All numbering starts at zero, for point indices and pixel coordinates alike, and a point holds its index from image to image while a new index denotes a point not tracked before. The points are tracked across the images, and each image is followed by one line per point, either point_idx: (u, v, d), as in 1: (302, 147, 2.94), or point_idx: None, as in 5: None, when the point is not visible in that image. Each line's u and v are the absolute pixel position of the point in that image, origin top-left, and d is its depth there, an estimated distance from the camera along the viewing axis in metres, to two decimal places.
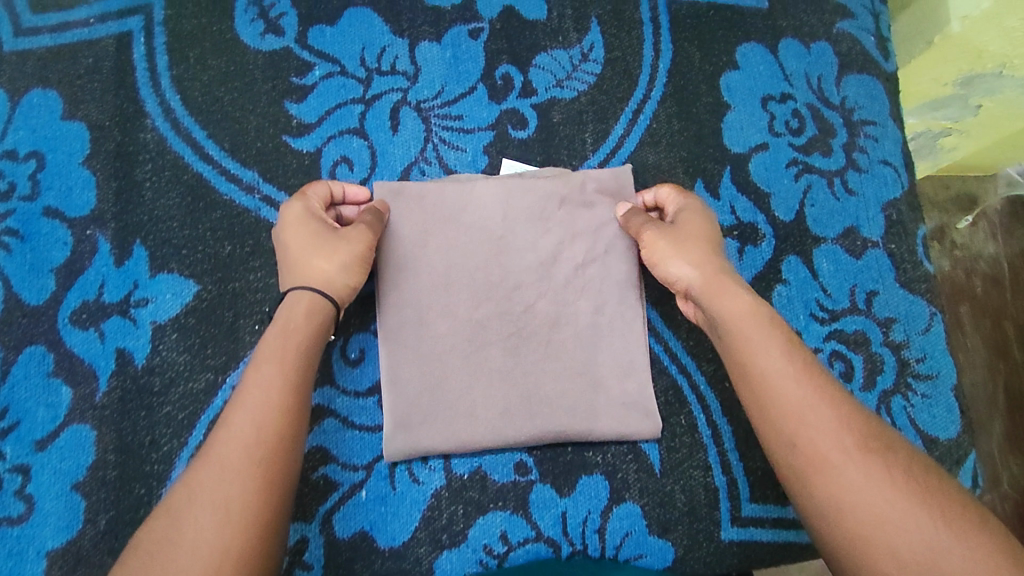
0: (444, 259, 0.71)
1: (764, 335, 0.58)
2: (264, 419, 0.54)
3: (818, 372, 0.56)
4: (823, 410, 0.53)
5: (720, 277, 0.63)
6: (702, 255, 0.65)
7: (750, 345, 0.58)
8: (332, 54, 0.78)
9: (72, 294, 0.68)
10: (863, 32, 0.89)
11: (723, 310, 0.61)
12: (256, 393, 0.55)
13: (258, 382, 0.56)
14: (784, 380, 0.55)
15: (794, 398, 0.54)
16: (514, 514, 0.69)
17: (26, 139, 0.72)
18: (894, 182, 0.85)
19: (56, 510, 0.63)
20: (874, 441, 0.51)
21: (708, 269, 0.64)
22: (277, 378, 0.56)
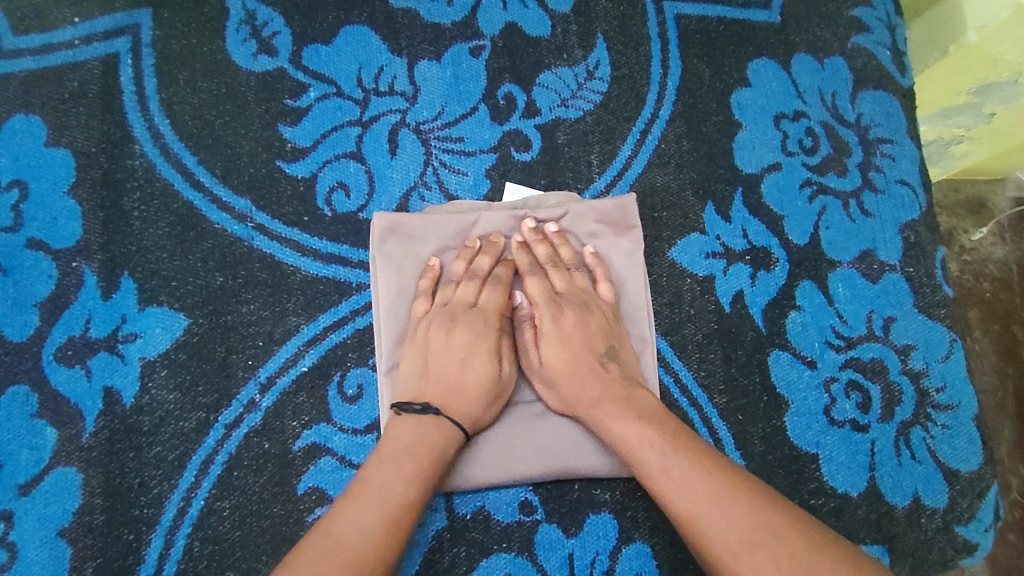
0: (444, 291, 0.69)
1: (644, 445, 0.59)
2: (400, 526, 0.55)
3: (705, 464, 0.56)
4: (709, 510, 0.53)
5: (599, 400, 0.63)
6: (584, 361, 0.65)
7: (644, 466, 0.59)
8: (328, 74, 0.75)
9: (57, 329, 0.65)
10: (878, 46, 0.85)
11: (615, 435, 0.61)
12: (390, 492, 0.56)
13: (392, 481, 0.56)
14: (674, 494, 0.55)
15: (683, 507, 0.54)
16: (519, 556, 0.66)
17: (8, 167, 0.69)
18: (911, 204, 0.81)
19: (41, 558, 0.61)
20: (762, 531, 0.51)
21: (587, 384, 0.64)
22: (413, 483, 0.57)
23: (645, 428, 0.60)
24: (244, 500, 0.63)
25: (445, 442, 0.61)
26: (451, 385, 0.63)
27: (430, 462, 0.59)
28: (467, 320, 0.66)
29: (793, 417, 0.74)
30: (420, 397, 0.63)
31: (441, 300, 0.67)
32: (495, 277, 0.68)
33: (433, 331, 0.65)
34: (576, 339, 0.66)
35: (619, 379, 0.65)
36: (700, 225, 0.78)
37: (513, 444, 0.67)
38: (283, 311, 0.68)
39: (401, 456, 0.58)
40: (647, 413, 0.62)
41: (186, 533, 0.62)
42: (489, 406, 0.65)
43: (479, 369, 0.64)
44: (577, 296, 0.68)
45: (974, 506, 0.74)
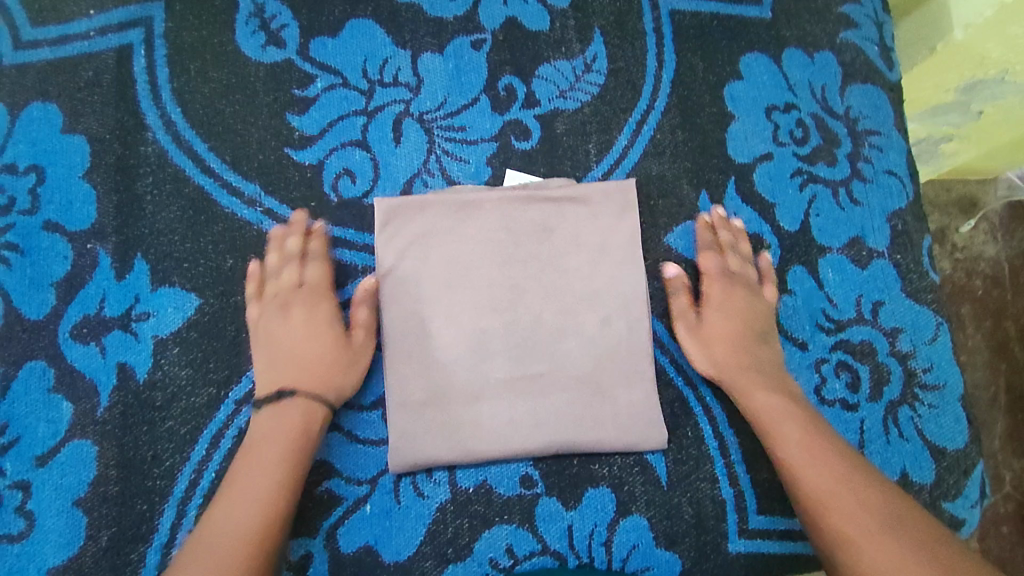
0: (447, 270, 0.71)
1: (782, 418, 0.67)
2: (271, 509, 0.58)
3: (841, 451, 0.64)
4: (841, 487, 0.60)
5: (748, 373, 0.70)
6: (735, 333, 0.72)
7: (783, 437, 0.66)
8: (334, 66, 0.77)
9: (73, 308, 0.68)
10: (867, 42, 0.88)
11: (755, 407, 0.69)
12: (259, 481, 0.59)
13: (257, 470, 0.60)
14: (807, 466, 0.63)
15: (820, 483, 0.61)
16: (520, 528, 0.68)
17: (25, 152, 0.71)
18: (899, 193, 0.84)
19: (57, 526, 0.63)
20: (892, 514, 0.57)
21: (744, 354, 0.72)
22: (280, 466, 0.60)
23: (778, 401, 0.68)
24: None
25: (307, 414, 0.64)
26: (297, 360, 0.66)
27: (293, 442, 0.62)
28: (300, 300, 0.68)
29: None
30: (277, 383, 0.65)
31: (268, 292, 0.68)
32: (313, 257, 0.70)
33: (270, 324, 0.67)
34: (735, 312, 0.74)
35: (772, 357, 0.72)
36: (695, 212, 0.80)
37: (515, 418, 0.69)
38: None
39: (266, 443, 0.62)
40: (790, 393, 0.70)
41: (197, 504, 0.64)
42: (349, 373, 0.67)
43: (321, 342, 0.67)
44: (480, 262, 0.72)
45: (961, 483, 0.76)
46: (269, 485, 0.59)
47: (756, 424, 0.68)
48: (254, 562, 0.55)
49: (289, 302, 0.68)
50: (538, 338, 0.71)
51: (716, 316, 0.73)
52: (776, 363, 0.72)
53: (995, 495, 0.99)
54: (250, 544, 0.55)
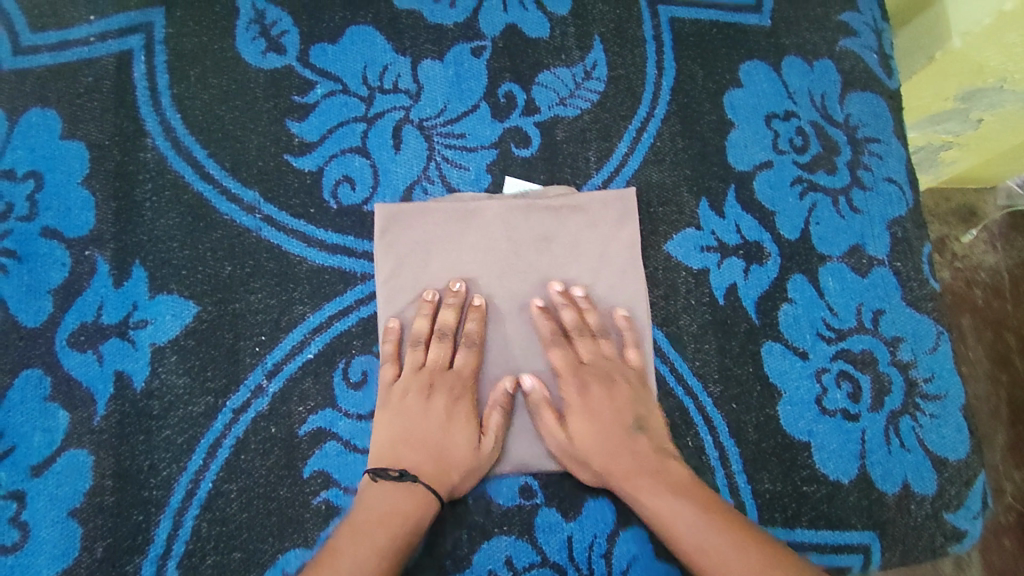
0: (450, 278, 0.72)
1: (678, 520, 0.62)
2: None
3: (736, 533, 0.60)
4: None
5: (632, 476, 0.66)
6: (609, 433, 0.68)
7: (682, 545, 0.61)
8: (334, 72, 0.77)
9: (70, 316, 0.67)
10: (865, 50, 0.88)
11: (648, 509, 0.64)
12: (360, 562, 0.57)
13: (359, 551, 0.58)
14: (713, 568, 0.58)
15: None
16: (519, 539, 0.68)
17: (24, 158, 0.71)
18: (899, 200, 0.84)
19: (52, 537, 0.62)
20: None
21: (618, 459, 0.67)
22: (383, 553, 0.58)
23: (678, 501, 0.63)
24: (251, 483, 0.65)
25: (419, 507, 0.62)
26: (434, 450, 0.65)
27: (399, 530, 0.60)
28: (444, 385, 0.68)
29: (786, 406, 0.76)
30: (396, 462, 0.65)
31: (409, 365, 0.69)
32: (467, 337, 0.70)
33: (409, 398, 0.67)
34: (602, 417, 0.68)
35: (650, 451, 0.67)
36: (696, 220, 0.80)
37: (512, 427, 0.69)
38: (290, 300, 0.70)
39: (372, 525, 0.60)
40: (677, 484, 0.64)
41: (194, 515, 0.64)
42: (467, 477, 0.66)
43: (460, 434, 0.67)
44: (600, 368, 0.71)
45: (962, 495, 0.76)
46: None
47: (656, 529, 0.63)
48: None
49: (434, 383, 0.68)
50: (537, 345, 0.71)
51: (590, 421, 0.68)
52: (659, 447, 0.68)
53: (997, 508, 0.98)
54: None
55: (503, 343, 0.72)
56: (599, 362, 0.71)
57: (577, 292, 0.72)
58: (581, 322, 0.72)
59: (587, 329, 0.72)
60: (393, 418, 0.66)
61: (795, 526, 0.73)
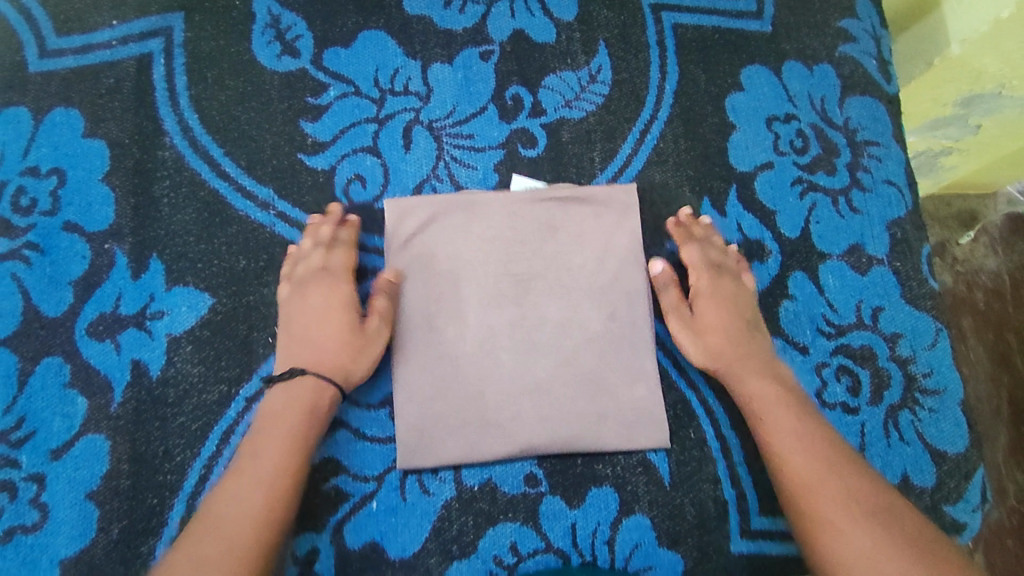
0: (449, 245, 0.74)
1: (776, 411, 0.67)
2: (276, 481, 0.60)
3: (829, 439, 0.65)
4: (826, 480, 0.61)
5: (745, 360, 0.71)
6: (734, 319, 0.73)
7: (769, 427, 0.67)
8: (346, 75, 0.80)
9: (89, 306, 0.69)
10: (865, 56, 0.91)
11: (750, 393, 0.69)
12: (268, 453, 0.61)
13: (270, 447, 0.62)
14: (794, 457, 0.64)
15: (801, 469, 0.63)
16: (524, 525, 0.69)
17: (48, 155, 0.74)
18: (898, 202, 0.86)
19: (70, 518, 0.64)
20: (877, 508, 0.59)
21: (745, 345, 0.72)
22: (292, 439, 0.62)
23: (781, 395, 0.68)
24: None
25: (314, 394, 0.65)
26: (307, 341, 0.67)
27: (302, 418, 0.64)
28: (317, 282, 0.70)
29: None
30: (286, 360, 0.67)
31: (295, 274, 0.71)
32: (338, 242, 0.72)
33: (294, 304, 0.69)
34: (730, 301, 0.74)
35: (765, 347, 0.73)
36: (698, 219, 0.82)
37: (519, 416, 0.71)
38: None
39: (278, 417, 0.64)
40: (784, 379, 0.70)
41: None
42: (361, 359, 0.68)
43: (335, 323, 0.68)
44: (732, 271, 0.77)
45: (962, 487, 0.77)
46: (273, 466, 0.61)
47: (747, 410, 0.69)
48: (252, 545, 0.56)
49: (312, 281, 0.70)
50: (541, 337, 0.73)
51: (715, 310, 0.73)
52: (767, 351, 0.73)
53: (1000, 509, 0.99)
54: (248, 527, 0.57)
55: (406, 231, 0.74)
56: (728, 263, 0.77)
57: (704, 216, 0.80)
58: (709, 235, 0.78)
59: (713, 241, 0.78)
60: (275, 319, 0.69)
61: None
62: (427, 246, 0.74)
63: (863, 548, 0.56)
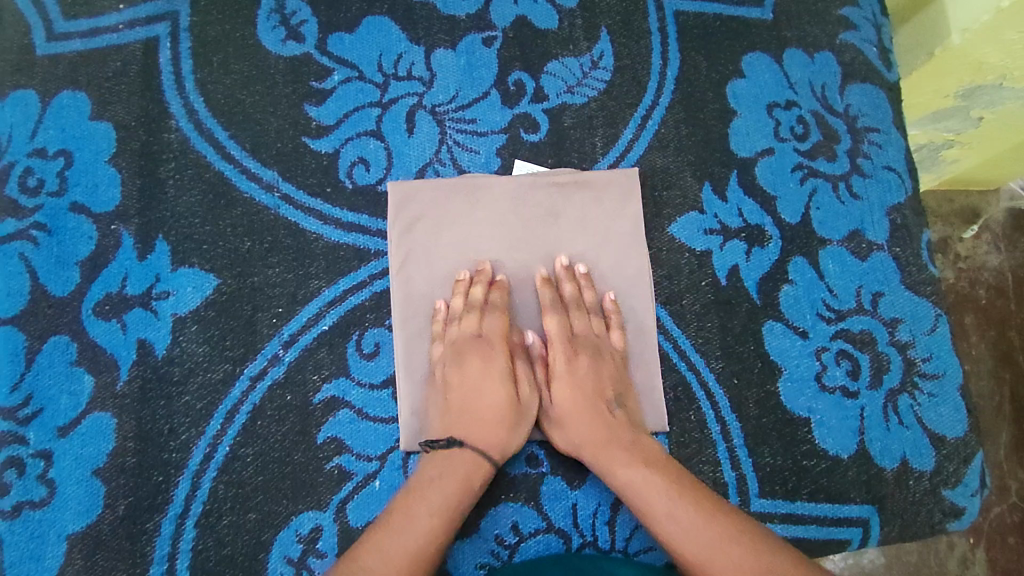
0: (456, 236, 0.75)
1: (651, 493, 0.64)
2: (422, 555, 0.60)
3: (707, 509, 0.62)
4: (716, 557, 0.59)
5: (608, 448, 0.67)
6: (591, 400, 0.70)
7: (653, 515, 0.63)
8: (351, 60, 0.80)
9: (96, 286, 0.70)
10: (865, 43, 0.91)
11: (620, 482, 0.66)
12: (417, 522, 0.61)
13: (418, 515, 0.62)
14: (683, 540, 0.61)
15: (693, 551, 0.60)
16: (525, 505, 0.70)
17: (55, 137, 0.74)
18: (897, 188, 0.86)
19: (77, 494, 0.64)
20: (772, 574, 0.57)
21: (585, 426, 0.68)
22: (444, 515, 0.62)
23: (650, 473, 0.65)
24: (267, 448, 0.67)
25: (475, 471, 0.65)
26: (469, 413, 0.67)
27: (461, 492, 0.64)
28: (473, 349, 0.70)
29: (786, 383, 0.78)
30: (447, 431, 0.67)
31: (452, 334, 0.71)
32: (490, 304, 0.71)
33: (448, 369, 0.70)
34: (586, 384, 0.70)
35: (624, 424, 0.69)
36: (699, 204, 0.82)
37: None
38: (306, 275, 0.73)
39: (431, 486, 0.64)
40: (650, 458, 0.67)
41: (212, 477, 0.66)
42: (513, 433, 0.68)
43: (495, 395, 0.68)
44: (592, 342, 0.73)
45: (961, 471, 0.77)
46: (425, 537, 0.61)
47: (628, 500, 0.65)
48: None
49: (464, 350, 0.70)
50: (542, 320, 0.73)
51: (569, 386, 0.70)
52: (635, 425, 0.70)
53: (1001, 505, 0.99)
54: None
55: (440, 227, 0.75)
56: (589, 333, 0.73)
57: (579, 269, 0.75)
58: (577, 295, 0.74)
59: (583, 304, 0.74)
60: (444, 383, 0.69)
61: (796, 499, 0.75)
62: (438, 240, 0.75)
63: None
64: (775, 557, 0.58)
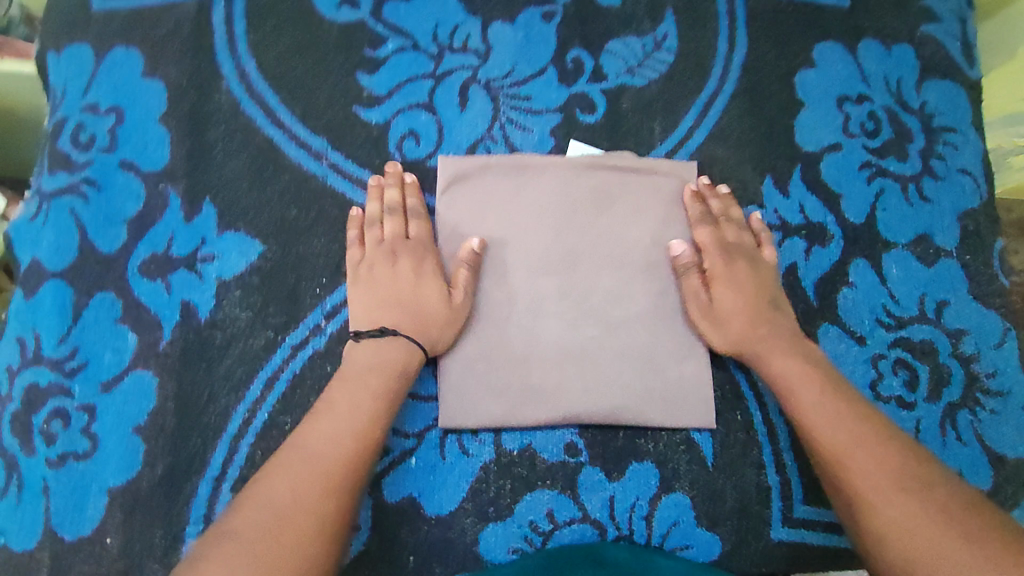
0: (555, 189, 0.73)
1: (801, 386, 0.64)
2: (367, 437, 0.59)
3: (856, 412, 0.61)
4: (857, 446, 0.59)
5: (767, 340, 0.67)
6: (754, 303, 0.69)
7: (798, 403, 0.64)
8: (406, 29, 0.78)
9: (142, 246, 0.70)
10: (948, 37, 0.86)
11: (774, 370, 0.66)
12: (357, 403, 0.61)
13: (357, 399, 0.61)
14: (826, 424, 0.61)
15: (834, 443, 0.60)
16: (562, 494, 0.68)
17: (107, 94, 0.74)
18: (972, 193, 0.81)
19: (118, 450, 0.65)
20: (913, 477, 0.56)
21: (759, 327, 0.68)
22: (379, 397, 0.61)
23: (807, 368, 0.65)
24: (306, 416, 0.67)
25: (407, 358, 0.64)
26: (407, 304, 0.66)
27: (392, 378, 0.63)
28: (406, 248, 0.68)
29: None
30: (375, 322, 0.66)
31: (370, 241, 0.69)
32: (412, 210, 0.71)
33: (376, 270, 0.68)
34: (748, 286, 0.69)
35: (789, 327, 0.69)
36: (759, 198, 0.79)
37: (564, 384, 0.69)
38: (351, 247, 0.72)
39: (365, 374, 0.63)
40: (811, 354, 0.67)
41: (249, 443, 0.66)
42: (447, 328, 0.67)
43: (432, 289, 0.67)
44: (745, 249, 0.72)
45: (1019, 495, 0.73)
46: (363, 420, 0.60)
47: (780, 393, 0.66)
48: (334, 492, 0.56)
49: (397, 250, 0.68)
50: (590, 309, 0.71)
51: (733, 287, 0.69)
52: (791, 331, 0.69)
53: None
54: (331, 481, 0.56)
55: (489, 195, 0.73)
56: (743, 242, 0.72)
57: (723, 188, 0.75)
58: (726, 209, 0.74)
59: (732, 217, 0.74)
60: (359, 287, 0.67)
61: None
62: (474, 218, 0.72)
63: (909, 524, 0.53)
64: (918, 463, 0.57)
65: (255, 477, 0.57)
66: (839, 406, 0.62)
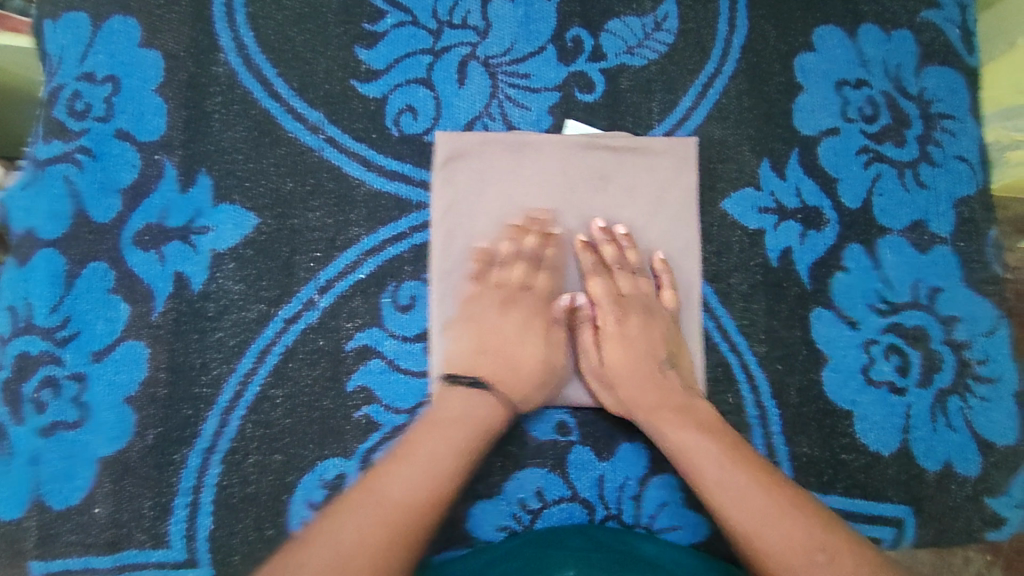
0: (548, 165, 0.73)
1: (701, 457, 0.61)
2: (443, 491, 0.57)
3: (762, 481, 0.59)
4: (767, 527, 0.56)
5: (659, 411, 0.65)
6: (643, 363, 0.68)
7: (701, 478, 0.60)
8: (404, 3, 0.77)
9: (137, 216, 0.70)
10: (948, 24, 0.85)
11: (672, 444, 0.63)
12: (437, 454, 0.58)
13: (436, 448, 0.59)
14: (732, 507, 0.58)
15: (741, 521, 0.57)
16: (552, 472, 0.69)
17: (104, 62, 0.73)
18: (968, 179, 0.82)
19: (109, 420, 0.65)
20: (820, 552, 0.53)
21: (645, 391, 0.66)
22: (461, 450, 0.59)
23: (702, 438, 0.62)
24: (297, 389, 0.67)
25: (492, 413, 0.63)
26: (508, 360, 0.66)
27: (477, 433, 0.61)
28: (524, 301, 0.69)
29: (831, 373, 0.75)
30: (473, 370, 0.65)
31: (492, 281, 0.69)
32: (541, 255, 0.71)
33: (486, 315, 0.68)
34: (637, 342, 0.68)
35: (678, 387, 0.67)
36: (755, 181, 0.79)
37: None
38: (346, 221, 0.71)
39: (449, 423, 0.61)
40: (704, 422, 0.64)
41: (240, 415, 0.66)
42: (542, 388, 0.67)
43: (533, 348, 0.67)
44: (639, 300, 0.70)
45: (1006, 480, 0.75)
46: (441, 472, 0.57)
47: (681, 465, 0.63)
48: (400, 545, 0.52)
49: (514, 299, 0.69)
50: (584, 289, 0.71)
51: (620, 343, 0.68)
52: (681, 391, 0.67)
53: None
54: (401, 535, 0.53)
55: (485, 171, 0.72)
56: (636, 291, 0.70)
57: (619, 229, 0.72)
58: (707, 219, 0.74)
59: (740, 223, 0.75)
60: (473, 333, 0.67)
61: (830, 491, 0.73)
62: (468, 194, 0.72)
63: None
64: (828, 534, 0.55)
65: (321, 518, 0.55)
66: (744, 476, 0.59)
